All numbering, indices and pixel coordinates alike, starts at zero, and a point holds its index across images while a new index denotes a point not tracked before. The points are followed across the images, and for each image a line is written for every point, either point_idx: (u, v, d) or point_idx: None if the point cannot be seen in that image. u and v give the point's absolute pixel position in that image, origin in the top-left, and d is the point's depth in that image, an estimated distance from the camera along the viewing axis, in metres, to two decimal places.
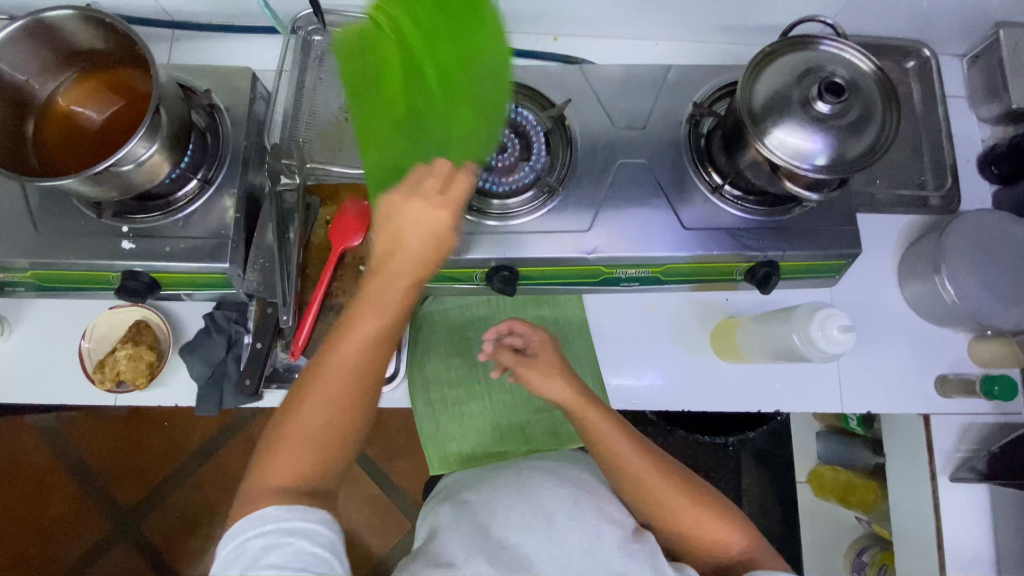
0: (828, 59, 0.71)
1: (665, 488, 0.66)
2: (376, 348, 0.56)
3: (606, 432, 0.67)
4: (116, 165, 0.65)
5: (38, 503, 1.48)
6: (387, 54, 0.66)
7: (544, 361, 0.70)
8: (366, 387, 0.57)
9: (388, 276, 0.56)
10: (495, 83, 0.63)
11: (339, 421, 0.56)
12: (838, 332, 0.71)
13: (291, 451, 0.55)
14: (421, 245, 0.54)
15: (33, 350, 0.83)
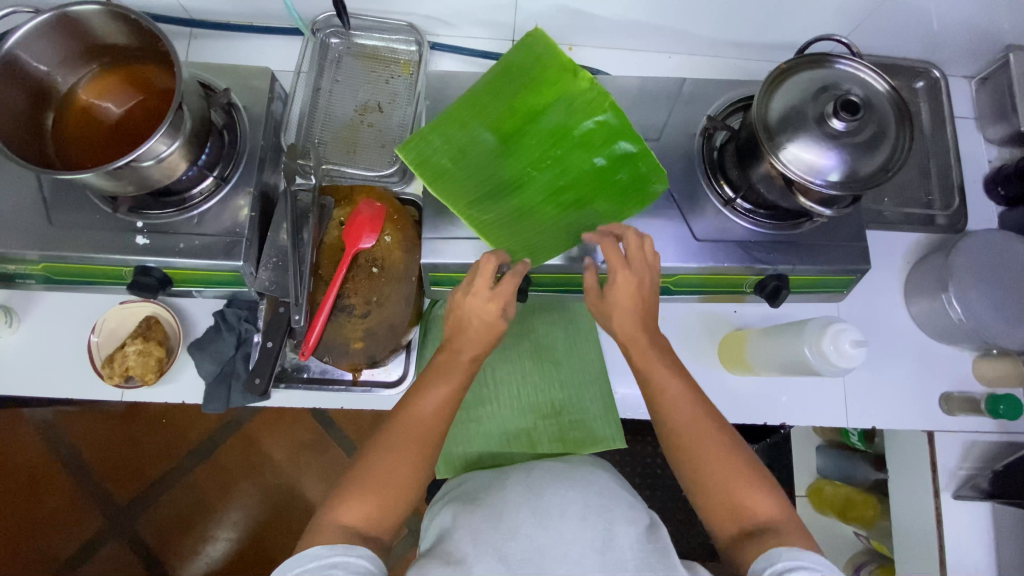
0: (844, 77, 0.72)
1: (704, 432, 0.65)
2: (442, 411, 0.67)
3: (654, 365, 0.69)
4: (136, 160, 0.65)
5: (33, 497, 1.47)
6: (552, 91, 0.71)
7: (616, 291, 0.68)
8: (431, 445, 0.66)
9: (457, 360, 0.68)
10: (590, 218, 0.74)
11: (406, 477, 0.63)
12: (849, 346, 0.71)
13: (363, 500, 0.61)
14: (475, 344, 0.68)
15: (41, 343, 0.82)
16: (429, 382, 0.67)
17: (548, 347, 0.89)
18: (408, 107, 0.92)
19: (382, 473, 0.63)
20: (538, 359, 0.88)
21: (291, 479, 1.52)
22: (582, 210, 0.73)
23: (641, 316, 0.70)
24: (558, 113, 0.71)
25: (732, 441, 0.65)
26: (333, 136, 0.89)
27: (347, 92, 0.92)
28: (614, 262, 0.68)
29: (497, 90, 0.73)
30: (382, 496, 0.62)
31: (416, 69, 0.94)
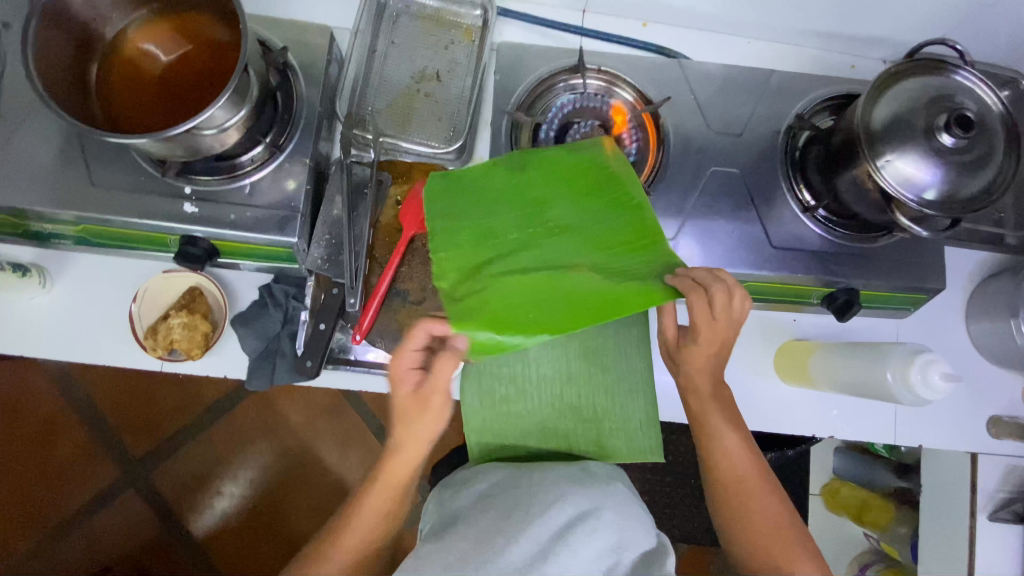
0: (958, 88, 0.67)
1: (762, 498, 0.65)
2: (371, 514, 0.69)
3: (709, 415, 0.67)
4: (197, 128, 0.60)
5: (48, 445, 1.47)
6: (585, 300, 0.57)
7: (695, 348, 0.65)
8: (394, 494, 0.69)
9: (389, 472, 0.68)
10: (440, 197, 0.65)
11: (358, 532, 0.68)
12: (938, 380, 0.68)
13: (331, 559, 0.67)
14: (423, 435, 0.67)
15: (77, 307, 0.79)
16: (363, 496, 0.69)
17: (603, 347, 0.86)
18: (468, 78, 0.86)
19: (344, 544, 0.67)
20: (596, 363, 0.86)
21: (308, 443, 1.53)
22: (484, 220, 0.63)
23: (715, 371, 0.67)
24: (582, 312, 0.57)
25: (780, 499, 0.65)
26: (388, 104, 0.83)
27: (403, 57, 0.86)
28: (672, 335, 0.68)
29: (633, 249, 0.60)
30: (350, 549, 0.67)
31: (479, 36, 0.87)
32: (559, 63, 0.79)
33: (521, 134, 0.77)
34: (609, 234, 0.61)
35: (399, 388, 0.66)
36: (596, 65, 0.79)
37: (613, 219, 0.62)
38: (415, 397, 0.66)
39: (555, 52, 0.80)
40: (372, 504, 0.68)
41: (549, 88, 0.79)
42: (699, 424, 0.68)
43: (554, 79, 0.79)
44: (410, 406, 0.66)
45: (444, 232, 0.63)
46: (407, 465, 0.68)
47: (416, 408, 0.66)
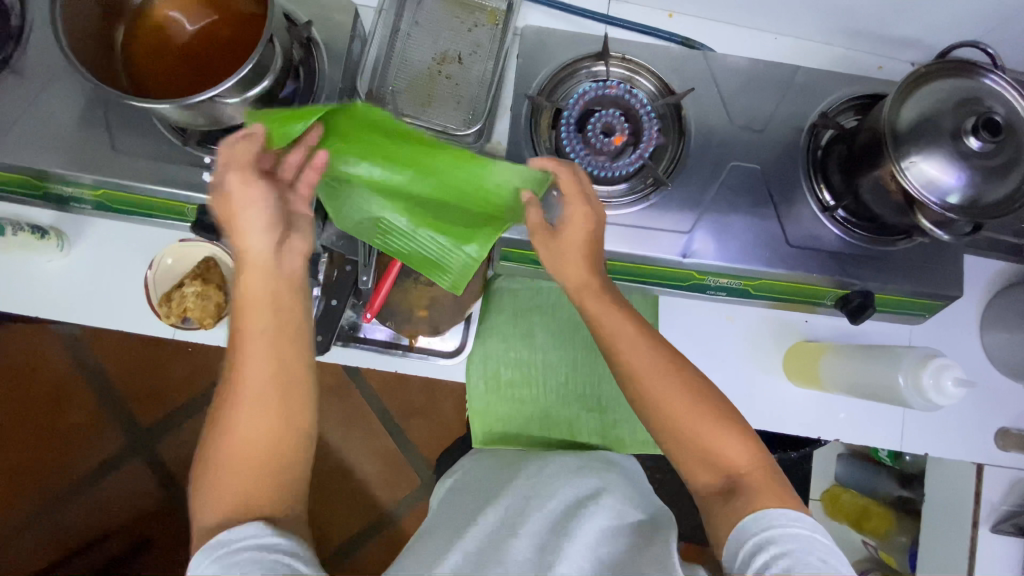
0: (988, 92, 0.66)
1: (680, 396, 0.59)
2: (263, 432, 0.54)
3: (623, 327, 0.63)
4: (220, 96, 0.61)
5: (58, 409, 1.49)
6: (402, 137, 0.64)
7: (570, 227, 0.63)
8: (260, 401, 0.54)
9: (262, 391, 0.55)
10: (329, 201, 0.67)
11: (255, 437, 0.54)
12: (950, 385, 0.67)
13: (231, 473, 0.54)
14: (259, 310, 0.56)
15: (93, 271, 0.80)
16: (242, 409, 0.55)
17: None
18: (489, 61, 0.85)
19: (244, 443, 0.54)
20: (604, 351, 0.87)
21: None
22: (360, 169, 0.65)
23: (589, 259, 0.64)
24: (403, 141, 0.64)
25: (723, 413, 0.59)
26: (409, 85, 0.83)
27: (426, 37, 0.85)
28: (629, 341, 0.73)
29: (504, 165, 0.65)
30: (258, 448, 0.54)
31: (503, 20, 0.86)
32: (583, 49, 0.78)
33: (540, 120, 0.76)
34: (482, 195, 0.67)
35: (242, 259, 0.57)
36: (620, 53, 0.79)
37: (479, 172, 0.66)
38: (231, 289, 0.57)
39: (579, 38, 0.79)
40: (257, 420, 0.54)
41: (571, 75, 0.78)
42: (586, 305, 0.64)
43: (576, 65, 0.78)
44: (257, 296, 0.57)
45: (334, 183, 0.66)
46: (264, 407, 0.55)
47: (256, 308, 0.56)
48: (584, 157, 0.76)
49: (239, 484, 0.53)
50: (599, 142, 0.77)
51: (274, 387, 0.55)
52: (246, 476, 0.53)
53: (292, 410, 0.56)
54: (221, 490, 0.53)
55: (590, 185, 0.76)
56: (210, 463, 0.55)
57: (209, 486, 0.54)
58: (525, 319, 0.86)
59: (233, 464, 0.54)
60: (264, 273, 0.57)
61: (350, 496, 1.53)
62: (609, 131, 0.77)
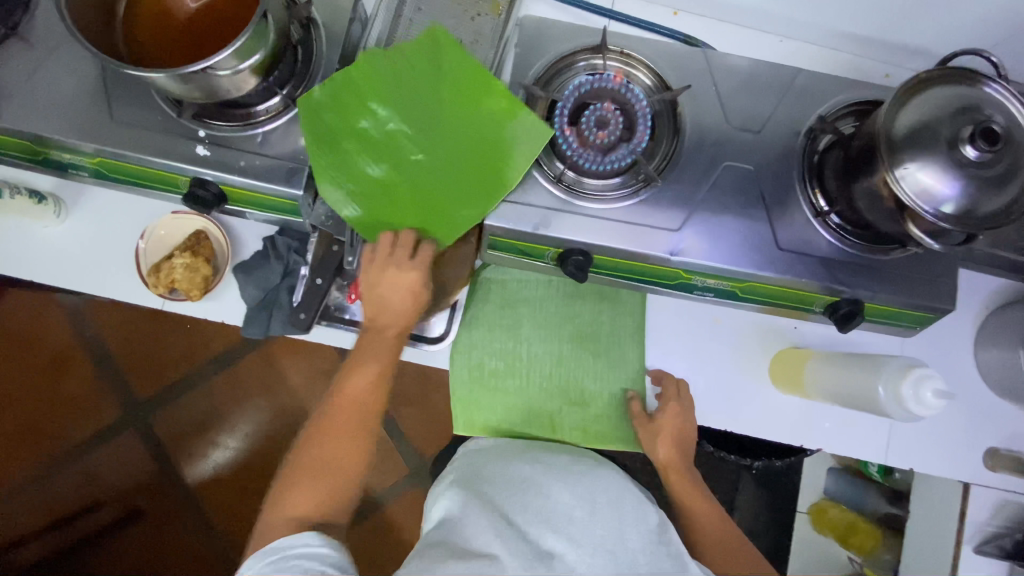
0: (988, 101, 0.65)
1: (714, 530, 0.82)
2: (355, 414, 0.74)
3: (677, 472, 0.83)
4: (213, 68, 0.61)
5: (58, 378, 1.52)
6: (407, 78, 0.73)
7: (667, 419, 0.81)
8: (360, 411, 0.75)
9: (347, 399, 0.75)
10: (343, 178, 0.73)
11: (350, 427, 0.74)
12: (929, 396, 0.65)
13: (331, 446, 0.73)
14: (382, 353, 0.75)
15: (88, 239, 0.81)
16: (349, 381, 0.75)
17: (597, 328, 0.87)
18: (491, 51, 0.85)
19: (333, 444, 0.73)
20: (590, 345, 0.87)
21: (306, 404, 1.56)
22: (365, 140, 0.73)
23: (676, 449, 0.82)
24: (399, 84, 0.73)
25: (738, 542, 0.82)
26: None
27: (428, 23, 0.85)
28: (641, 421, 0.82)
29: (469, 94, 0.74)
30: (354, 445, 0.74)
31: (506, 10, 0.86)
32: (582, 42, 0.78)
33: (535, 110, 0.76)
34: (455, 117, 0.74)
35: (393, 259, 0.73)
36: (619, 47, 0.78)
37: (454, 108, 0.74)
38: (395, 255, 0.73)
39: (579, 30, 0.78)
40: (361, 406, 0.75)
41: (568, 67, 0.78)
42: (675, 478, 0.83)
43: (574, 58, 0.78)
44: (393, 319, 0.75)
45: (348, 159, 0.73)
46: (360, 410, 0.75)
47: (395, 288, 0.74)
48: (577, 150, 0.76)
49: (339, 451, 0.73)
50: (592, 135, 0.76)
51: (367, 408, 0.75)
52: (348, 445, 0.73)
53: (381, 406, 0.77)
54: (314, 474, 0.71)
55: (580, 177, 0.76)
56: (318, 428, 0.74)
57: (302, 482, 0.71)
58: (511, 310, 0.86)
59: (327, 448, 0.73)
60: (401, 316, 0.76)
61: None
62: (603, 124, 0.76)
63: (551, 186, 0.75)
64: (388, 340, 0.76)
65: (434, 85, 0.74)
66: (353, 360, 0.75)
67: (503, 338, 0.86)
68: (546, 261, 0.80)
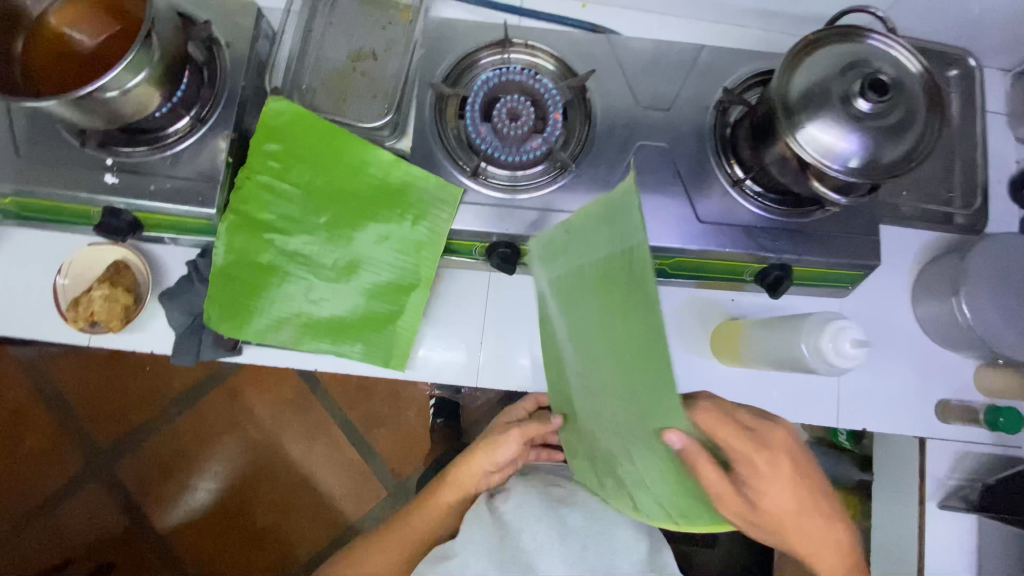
0: (874, 54, 0.66)
1: (826, 558, 0.64)
2: (425, 521, 0.80)
3: (774, 486, 0.59)
4: (101, 90, 0.60)
5: (14, 435, 1.47)
6: (301, 147, 0.73)
7: (724, 433, 0.58)
8: (442, 515, 0.80)
9: (447, 488, 0.81)
10: (241, 278, 0.73)
11: (424, 526, 0.80)
12: (849, 346, 0.65)
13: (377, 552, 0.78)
14: (504, 452, 0.79)
15: (5, 281, 0.79)
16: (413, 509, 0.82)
17: (607, 289, 0.52)
18: (405, 57, 0.84)
19: (398, 533, 0.79)
20: (610, 343, 0.53)
21: (275, 435, 1.53)
22: (261, 221, 0.73)
23: (762, 455, 0.59)
24: (292, 157, 0.73)
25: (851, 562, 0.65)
26: (323, 83, 0.83)
27: (340, 36, 0.85)
28: (717, 489, 0.56)
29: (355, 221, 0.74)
30: (410, 544, 0.79)
31: (416, 17, 0.86)
32: (487, 38, 0.80)
33: (446, 109, 0.78)
34: (346, 195, 0.74)
35: (502, 428, 0.82)
36: (523, 40, 0.80)
37: (344, 202, 0.74)
38: (506, 429, 0.80)
39: (483, 27, 0.81)
40: (416, 523, 0.80)
41: (474, 64, 0.81)
42: (784, 468, 0.59)
43: (479, 54, 0.80)
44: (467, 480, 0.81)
45: (240, 245, 0.72)
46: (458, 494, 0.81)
47: (505, 452, 0.79)
48: (494, 145, 0.76)
49: (395, 543, 0.79)
50: (506, 128, 0.76)
51: (456, 502, 0.81)
52: (422, 534, 0.80)
53: (446, 530, 0.81)
54: (383, 547, 0.78)
55: (498, 170, 0.76)
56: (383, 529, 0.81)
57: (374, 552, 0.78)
58: (453, 314, 0.84)
59: (390, 542, 0.79)
60: (467, 481, 0.81)
61: (314, 510, 1.50)
62: (515, 116, 0.77)
63: (468, 181, 0.75)
64: (482, 459, 0.80)
65: (325, 151, 0.73)
66: (444, 483, 0.81)
67: (623, 382, 0.53)
68: (476, 256, 0.80)
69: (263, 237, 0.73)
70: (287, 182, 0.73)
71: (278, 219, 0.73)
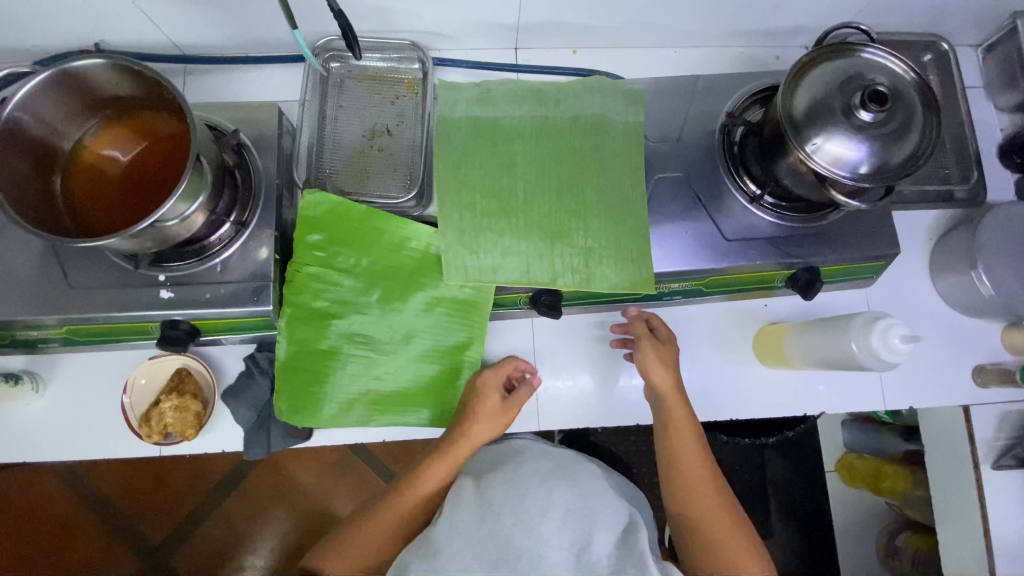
0: (868, 66, 0.72)
1: (717, 516, 0.71)
2: (423, 488, 0.76)
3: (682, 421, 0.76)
4: (160, 221, 0.64)
5: (65, 545, 1.46)
6: (348, 231, 0.77)
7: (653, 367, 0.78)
8: (438, 487, 0.76)
9: (425, 469, 0.77)
10: (305, 367, 0.76)
11: (404, 508, 0.75)
12: (899, 342, 0.69)
13: (365, 535, 0.72)
14: (485, 431, 0.77)
15: (70, 405, 0.81)
16: (400, 492, 0.76)
17: (549, 145, 0.79)
18: (418, 128, 0.89)
19: (381, 520, 0.73)
20: (560, 157, 0.79)
21: (324, 501, 1.53)
22: (317, 310, 0.76)
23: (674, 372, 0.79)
24: (342, 243, 0.77)
25: (737, 514, 0.71)
26: (345, 164, 0.87)
27: (355, 117, 0.89)
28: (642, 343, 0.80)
29: (403, 294, 0.78)
30: (394, 518, 0.74)
31: (421, 88, 0.91)
32: None
33: None
34: (394, 271, 0.77)
35: (490, 394, 0.78)
36: None
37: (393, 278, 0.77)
38: (499, 403, 0.78)
39: None
40: (379, 529, 0.73)
41: None
42: (668, 413, 0.77)
43: None
44: (474, 432, 0.77)
45: (301, 336, 0.76)
46: (458, 458, 0.77)
47: (491, 395, 0.78)
48: None
49: (375, 532, 0.72)
50: None
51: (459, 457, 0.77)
52: (403, 508, 0.74)
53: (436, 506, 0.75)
54: (368, 530, 0.72)
55: None
56: (368, 512, 0.75)
57: (361, 530, 0.73)
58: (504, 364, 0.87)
59: (374, 526, 0.73)
60: (480, 421, 0.77)
61: None
62: None
63: None
64: (490, 395, 0.78)
65: (368, 233, 0.77)
66: (434, 454, 0.77)
67: (576, 199, 0.77)
68: (521, 306, 0.83)
69: (323, 324, 0.76)
70: (340, 268, 0.76)
71: (332, 305, 0.76)
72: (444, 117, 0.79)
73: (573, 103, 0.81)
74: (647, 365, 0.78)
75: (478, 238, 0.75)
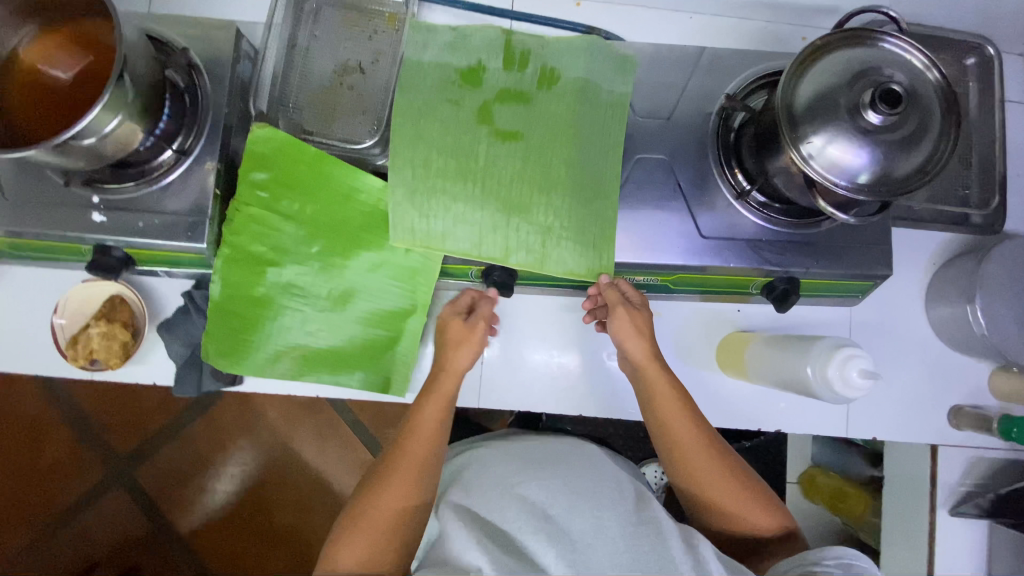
0: (887, 60, 0.62)
1: (722, 485, 0.69)
2: (409, 467, 0.68)
3: (670, 402, 0.69)
4: (78, 137, 0.59)
5: (34, 446, 1.51)
6: (293, 174, 0.72)
7: (627, 343, 0.70)
8: (422, 468, 0.68)
9: (406, 449, 0.68)
10: (235, 312, 0.72)
11: (393, 508, 0.66)
12: (856, 376, 0.66)
13: (356, 540, 0.65)
14: (464, 357, 0.71)
15: (6, 317, 0.79)
16: (382, 480, 0.68)
17: (517, 106, 0.72)
18: (392, 69, 0.82)
19: (375, 518, 0.66)
20: (527, 119, 0.72)
21: (286, 438, 1.55)
22: (251, 254, 0.72)
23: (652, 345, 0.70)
24: (286, 186, 0.72)
25: (745, 475, 0.70)
26: (309, 100, 0.80)
27: (326, 49, 0.82)
28: (619, 308, 0.70)
29: (346, 250, 0.73)
30: (388, 519, 0.66)
31: (402, 24, 0.83)
32: None
33: None
34: (338, 224, 0.72)
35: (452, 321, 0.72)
36: None
37: (337, 231, 0.73)
38: (463, 324, 0.72)
39: None
40: (367, 533, 0.65)
41: None
42: (649, 386, 0.70)
43: None
44: (445, 394, 0.70)
45: (233, 278, 0.72)
46: (436, 430, 0.70)
47: (462, 355, 0.71)
48: None
49: (369, 537, 0.65)
50: None
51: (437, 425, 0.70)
52: (395, 501, 0.67)
53: (423, 486, 0.69)
54: (358, 533, 0.65)
55: None
56: (354, 515, 0.66)
57: (354, 534, 0.65)
58: None
59: (367, 526, 0.65)
60: (452, 380, 0.71)
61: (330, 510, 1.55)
62: None
63: None
64: (464, 351, 0.71)
65: (314, 179, 0.72)
66: (409, 430, 0.69)
67: (540, 166, 0.71)
68: (472, 278, 0.77)
69: (256, 270, 0.72)
70: (279, 212, 0.72)
71: (270, 251, 0.72)
72: (412, 60, 0.72)
73: (556, 61, 0.74)
74: (620, 338, 0.70)
75: (430, 199, 0.69)
